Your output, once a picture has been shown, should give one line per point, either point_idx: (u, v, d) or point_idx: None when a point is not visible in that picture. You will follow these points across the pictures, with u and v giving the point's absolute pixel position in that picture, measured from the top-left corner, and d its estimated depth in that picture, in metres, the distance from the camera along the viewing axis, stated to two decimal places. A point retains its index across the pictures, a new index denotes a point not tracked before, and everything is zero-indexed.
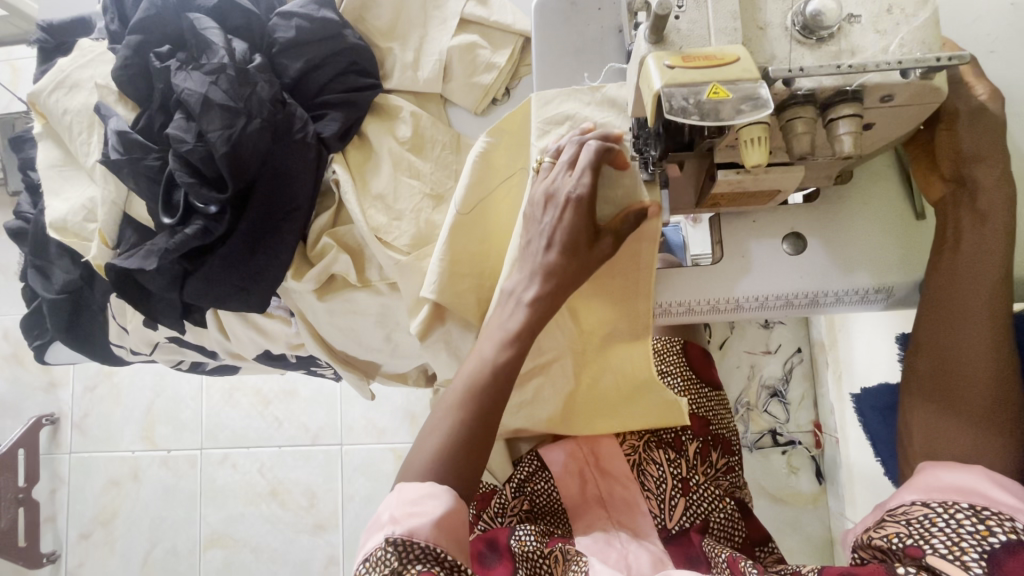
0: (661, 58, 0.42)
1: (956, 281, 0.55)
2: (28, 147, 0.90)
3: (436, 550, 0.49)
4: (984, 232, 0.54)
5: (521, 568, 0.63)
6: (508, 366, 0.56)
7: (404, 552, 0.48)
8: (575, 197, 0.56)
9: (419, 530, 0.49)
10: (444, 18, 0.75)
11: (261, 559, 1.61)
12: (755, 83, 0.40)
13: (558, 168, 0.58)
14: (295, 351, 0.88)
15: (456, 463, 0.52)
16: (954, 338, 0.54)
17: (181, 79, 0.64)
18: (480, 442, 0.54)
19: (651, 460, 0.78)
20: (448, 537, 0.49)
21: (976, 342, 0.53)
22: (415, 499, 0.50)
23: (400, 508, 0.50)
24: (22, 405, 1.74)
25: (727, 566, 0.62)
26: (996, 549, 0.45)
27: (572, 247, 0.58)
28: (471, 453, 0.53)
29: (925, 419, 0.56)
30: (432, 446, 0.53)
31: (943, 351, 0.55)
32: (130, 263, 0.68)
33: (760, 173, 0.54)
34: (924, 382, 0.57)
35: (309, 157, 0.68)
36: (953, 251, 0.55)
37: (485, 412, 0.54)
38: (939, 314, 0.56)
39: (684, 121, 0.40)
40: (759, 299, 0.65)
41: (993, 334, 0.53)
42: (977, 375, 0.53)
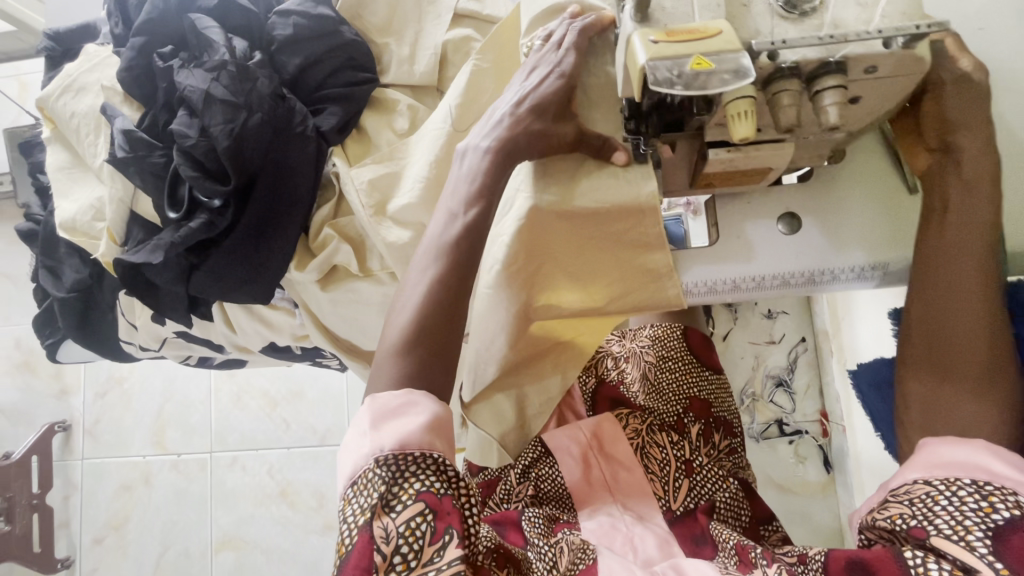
0: (646, 35, 0.43)
1: (945, 253, 0.55)
2: (37, 152, 0.92)
3: (431, 456, 0.48)
4: (966, 199, 0.55)
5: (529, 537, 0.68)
6: (476, 224, 0.56)
7: (397, 467, 0.47)
8: (562, 68, 0.58)
9: (410, 441, 0.48)
10: (438, 13, 0.76)
11: (273, 559, 1.63)
12: (738, 54, 0.41)
13: (547, 48, 0.60)
14: (300, 342, 0.89)
15: (425, 342, 0.52)
16: (943, 305, 0.55)
17: (183, 77, 0.66)
18: (448, 314, 0.53)
19: (655, 443, 0.79)
20: (437, 437, 0.49)
21: (970, 314, 0.54)
22: (397, 413, 0.49)
23: (381, 420, 0.49)
24: (35, 412, 1.77)
25: (736, 552, 0.64)
26: (1001, 526, 0.45)
27: (540, 122, 0.58)
28: (439, 337, 0.52)
29: (924, 391, 0.56)
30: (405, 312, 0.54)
31: (934, 315, 0.56)
32: (137, 257, 0.70)
33: (749, 151, 0.55)
34: (922, 352, 0.57)
35: (308, 149, 0.69)
36: (947, 225, 0.56)
37: (454, 290, 0.54)
38: (931, 285, 0.56)
39: (670, 92, 0.40)
40: (756, 280, 0.68)
41: (982, 302, 0.54)
42: (971, 342, 0.54)
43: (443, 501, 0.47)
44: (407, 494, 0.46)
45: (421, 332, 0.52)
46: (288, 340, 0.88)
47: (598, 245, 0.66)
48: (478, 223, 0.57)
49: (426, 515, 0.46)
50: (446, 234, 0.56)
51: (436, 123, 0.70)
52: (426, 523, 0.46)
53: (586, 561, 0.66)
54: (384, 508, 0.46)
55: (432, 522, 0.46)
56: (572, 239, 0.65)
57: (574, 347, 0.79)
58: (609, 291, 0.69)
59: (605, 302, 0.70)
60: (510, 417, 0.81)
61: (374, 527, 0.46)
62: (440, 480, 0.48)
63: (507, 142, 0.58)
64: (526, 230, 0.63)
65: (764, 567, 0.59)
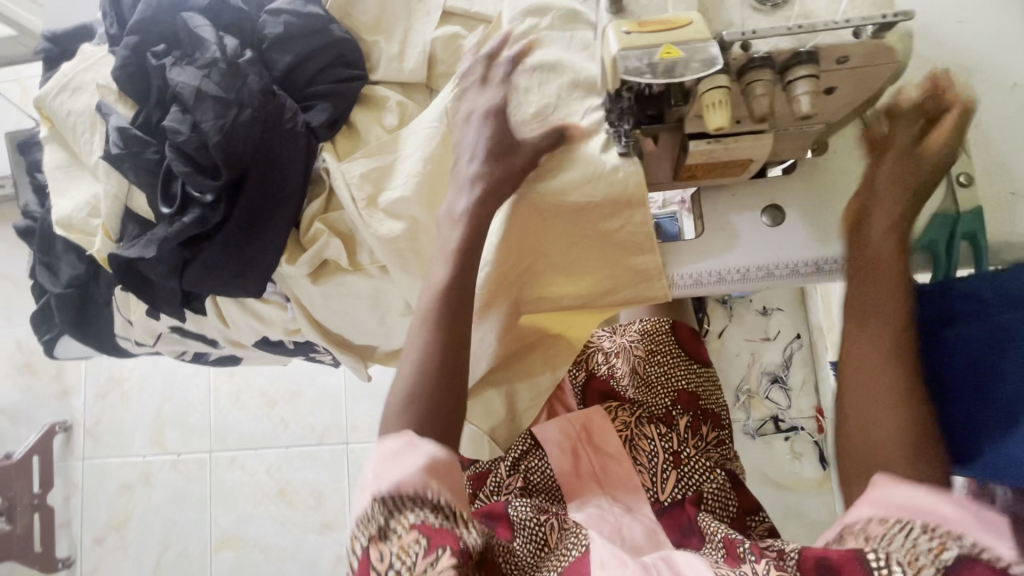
0: (619, 25, 0.44)
1: (865, 309, 0.57)
2: (35, 152, 0.94)
3: (427, 493, 0.47)
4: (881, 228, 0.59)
5: (519, 531, 0.66)
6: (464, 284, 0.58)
7: (397, 506, 0.47)
8: (495, 104, 0.61)
9: (406, 480, 0.47)
10: (427, 11, 0.77)
11: (271, 558, 1.64)
12: (707, 44, 0.43)
13: (476, 85, 0.63)
14: (292, 336, 0.91)
15: (434, 387, 0.53)
16: (870, 352, 0.55)
17: (175, 75, 0.67)
18: (451, 360, 0.55)
19: (643, 435, 0.80)
20: (437, 478, 0.48)
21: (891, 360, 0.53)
22: (398, 454, 0.49)
23: (382, 464, 0.49)
24: (36, 413, 1.78)
25: (723, 546, 0.63)
26: (952, 565, 0.42)
27: (500, 163, 0.61)
28: (451, 383, 0.54)
29: (864, 411, 0.53)
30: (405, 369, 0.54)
31: (866, 334, 0.56)
32: (131, 252, 0.71)
33: (730, 141, 0.56)
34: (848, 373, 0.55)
35: (299, 144, 0.70)
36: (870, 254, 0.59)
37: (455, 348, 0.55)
38: (858, 335, 0.56)
39: (639, 80, 0.42)
40: (741, 272, 0.69)
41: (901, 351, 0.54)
42: (896, 362, 0.53)
43: (438, 530, 0.47)
44: (402, 524, 0.46)
45: (431, 391, 0.53)
46: (280, 334, 0.90)
47: (592, 240, 0.68)
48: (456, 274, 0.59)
49: (420, 543, 0.46)
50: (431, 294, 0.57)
51: (425, 122, 0.71)
52: (420, 545, 0.46)
53: (579, 549, 0.62)
54: (380, 536, 0.47)
55: (425, 549, 0.46)
56: (566, 230, 0.67)
57: (562, 340, 0.82)
58: (601, 285, 0.72)
59: (598, 296, 0.73)
60: (501, 412, 0.82)
61: (371, 552, 0.47)
62: (435, 513, 0.47)
63: (493, 140, 0.61)
64: (507, 232, 0.66)
65: (753, 560, 0.55)
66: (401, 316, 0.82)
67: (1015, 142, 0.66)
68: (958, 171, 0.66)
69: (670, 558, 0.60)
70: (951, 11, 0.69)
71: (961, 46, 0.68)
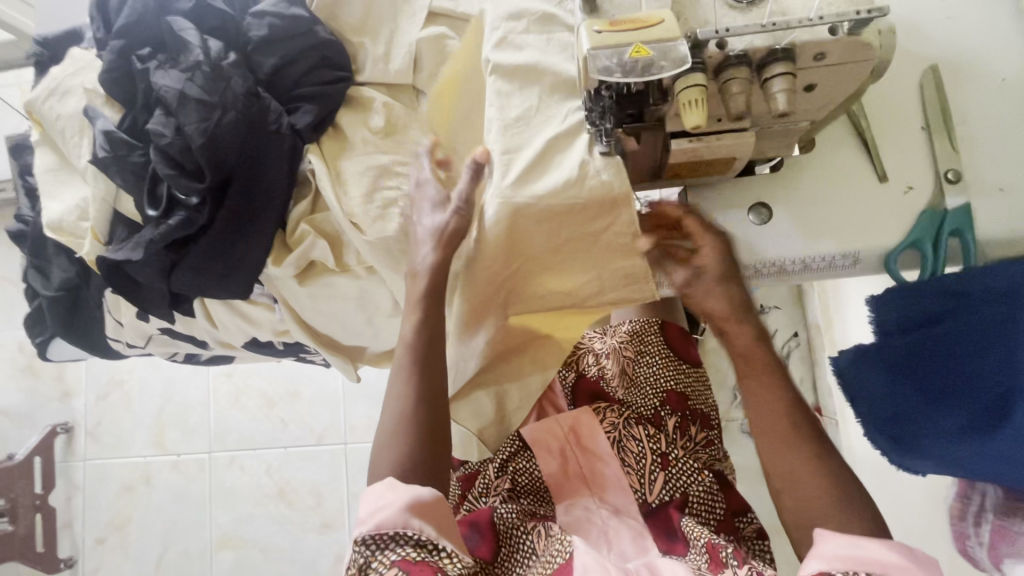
0: (592, 25, 0.47)
1: (751, 364, 0.66)
2: (27, 155, 0.94)
3: (406, 532, 0.52)
4: (706, 303, 0.68)
5: (503, 543, 0.68)
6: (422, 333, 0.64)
7: (381, 543, 0.53)
8: (425, 177, 0.70)
9: (386, 522, 0.52)
10: (412, 12, 0.77)
11: (271, 558, 1.64)
12: (676, 41, 0.45)
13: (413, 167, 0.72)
14: (281, 337, 0.92)
15: (417, 436, 0.60)
16: (764, 407, 0.64)
17: (159, 78, 0.67)
18: (426, 411, 0.61)
19: (630, 436, 0.79)
20: (419, 515, 0.53)
21: (778, 409, 0.63)
22: (379, 496, 0.54)
23: (368, 510, 0.54)
24: (37, 415, 1.80)
25: (707, 551, 0.65)
26: None
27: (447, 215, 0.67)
28: (432, 433, 0.60)
29: (779, 462, 0.62)
30: (388, 423, 0.61)
31: (761, 396, 0.65)
32: (119, 255, 0.71)
33: (711, 140, 0.56)
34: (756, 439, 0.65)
35: (283, 146, 0.70)
36: (727, 327, 0.68)
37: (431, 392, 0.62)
38: (754, 392, 0.65)
39: (610, 80, 0.46)
40: (728, 270, 0.69)
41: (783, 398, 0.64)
42: (783, 425, 0.63)
43: (416, 564, 0.51)
44: (384, 562, 0.52)
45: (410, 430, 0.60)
46: (269, 335, 0.91)
47: (581, 244, 0.67)
48: (429, 329, 0.65)
49: None
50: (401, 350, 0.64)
51: None
52: None
53: (563, 556, 0.63)
54: (361, 573, 0.52)
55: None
56: (550, 232, 0.66)
57: (551, 341, 0.82)
58: (592, 281, 0.71)
59: (590, 294, 0.72)
60: (490, 413, 0.85)
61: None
62: (416, 548, 0.53)
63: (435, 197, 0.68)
64: (488, 244, 0.67)
65: (733, 568, 0.61)
66: (388, 316, 0.82)
67: (1005, 138, 0.65)
68: (945, 168, 0.64)
69: (652, 563, 0.65)
70: (939, 7, 0.68)
71: (950, 42, 0.68)
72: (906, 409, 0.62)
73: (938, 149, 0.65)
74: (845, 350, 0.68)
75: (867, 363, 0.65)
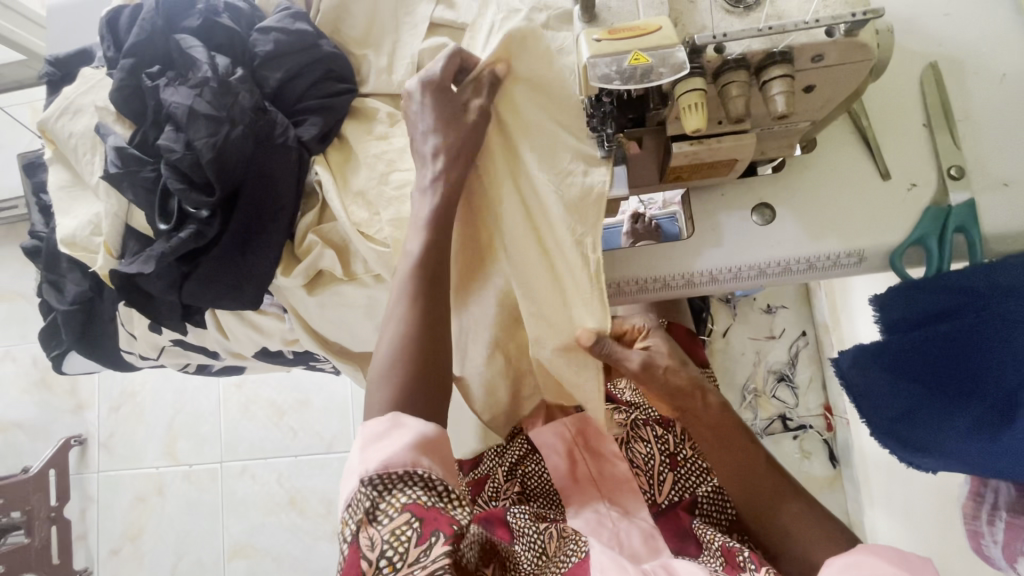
0: (591, 33, 0.48)
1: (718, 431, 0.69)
2: (40, 173, 0.96)
3: (416, 471, 0.50)
4: (667, 377, 0.70)
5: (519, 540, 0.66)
6: (431, 258, 0.61)
7: (385, 484, 0.50)
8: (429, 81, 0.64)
9: (394, 461, 0.50)
10: (415, 23, 0.78)
11: (283, 567, 1.65)
12: (673, 49, 0.46)
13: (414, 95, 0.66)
14: (291, 346, 0.93)
15: (421, 359, 0.56)
16: (739, 469, 0.67)
17: (169, 95, 0.69)
18: (430, 340, 0.57)
19: (639, 437, 0.81)
20: (427, 455, 0.51)
21: (753, 466, 0.66)
22: (384, 435, 0.51)
23: (370, 447, 0.51)
24: (53, 427, 1.82)
25: (721, 554, 0.64)
26: None
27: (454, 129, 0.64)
28: (435, 355, 0.57)
29: (787, 523, 0.63)
30: (386, 349, 0.57)
31: (743, 466, 0.66)
32: (131, 268, 0.73)
33: (712, 143, 0.56)
34: (747, 497, 0.66)
35: (290, 158, 0.71)
36: (690, 403, 0.70)
37: (432, 328, 0.58)
38: (724, 453, 0.68)
39: (609, 87, 0.47)
40: (732, 270, 0.68)
41: (758, 456, 0.67)
42: (768, 488, 0.65)
43: (429, 510, 0.49)
44: (393, 506, 0.49)
45: (414, 354, 0.56)
46: (278, 345, 0.92)
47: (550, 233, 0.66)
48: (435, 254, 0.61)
49: (412, 523, 0.48)
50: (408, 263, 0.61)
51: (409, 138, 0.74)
52: (412, 529, 0.48)
53: (579, 555, 0.64)
54: (370, 517, 0.49)
55: (418, 530, 0.48)
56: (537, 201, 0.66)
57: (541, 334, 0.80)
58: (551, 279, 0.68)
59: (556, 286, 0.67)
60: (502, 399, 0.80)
61: (360, 538, 0.48)
62: (426, 491, 0.50)
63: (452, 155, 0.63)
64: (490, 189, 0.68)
65: (750, 571, 0.58)
66: None
67: (1006, 133, 0.65)
68: (948, 164, 0.65)
69: (667, 563, 0.63)
70: (937, 5, 0.69)
71: (949, 39, 0.68)
72: (915, 408, 0.61)
73: (940, 145, 0.66)
74: (845, 351, 0.66)
75: (869, 365, 0.63)
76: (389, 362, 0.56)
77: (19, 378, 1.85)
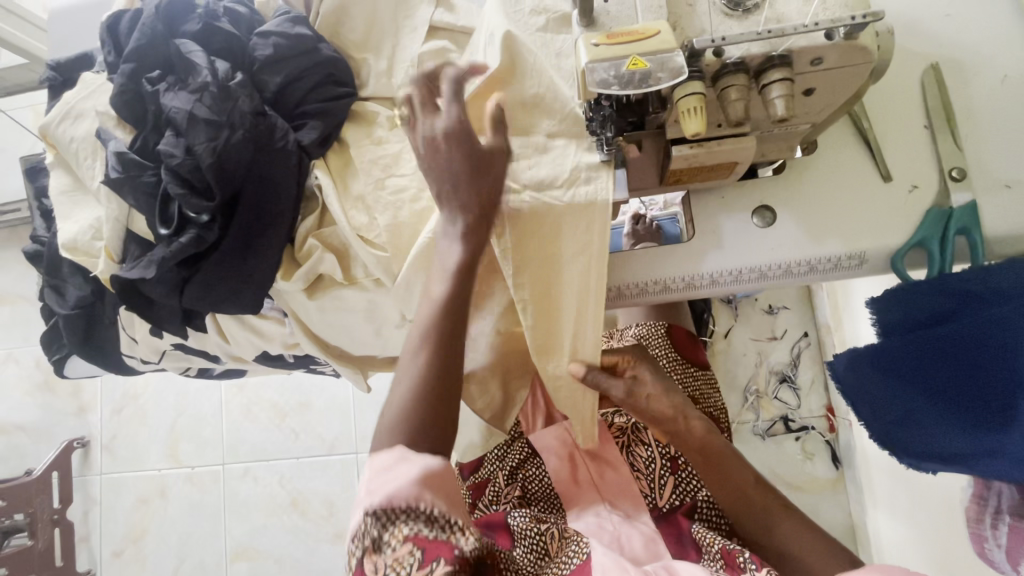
0: (590, 37, 0.48)
1: (705, 451, 0.69)
2: (42, 177, 0.97)
3: (419, 504, 0.50)
4: (650, 404, 0.71)
5: (519, 544, 0.67)
6: (457, 301, 0.58)
7: (388, 516, 0.49)
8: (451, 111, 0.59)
9: (398, 494, 0.49)
10: (414, 27, 0.78)
11: (285, 569, 1.65)
12: (672, 53, 0.46)
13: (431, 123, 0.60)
14: (291, 350, 0.93)
15: (432, 407, 0.53)
16: (727, 480, 0.67)
17: (169, 100, 0.69)
18: (442, 383, 0.55)
19: (640, 441, 0.81)
20: (431, 489, 0.51)
21: (739, 479, 0.67)
22: (389, 469, 0.51)
23: (374, 479, 0.50)
24: (56, 430, 1.83)
25: (721, 557, 0.64)
26: None
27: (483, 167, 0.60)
28: (448, 397, 0.55)
29: (787, 536, 0.62)
30: (400, 391, 0.55)
31: (731, 481, 0.67)
32: (133, 274, 0.73)
33: (711, 146, 0.56)
34: (738, 510, 0.66)
35: (291, 163, 0.72)
36: (673, 426, 0.71)
37: (446, 375, 0.55)
38: (710, 467, 0.68)
39: (608, 92, 0.47)
40: (732, 273, 0.68)
41: (747, 475, 0.67)
42: (757, 504, 0.65)
43: (432, 542, 0.49)
44: (396, 537, 0.49)
45: (427, 400, 0.54)
46: (279, 348, 0.92)
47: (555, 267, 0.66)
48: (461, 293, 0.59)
49: (415, 555, 0.48)
50: (427, 307, 0.58)
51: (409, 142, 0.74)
52: (415, 559, 0.48)
53: (580, 557, 0.63)
54: (374, 548, 0.49)
55: (421, 562, 0.48)
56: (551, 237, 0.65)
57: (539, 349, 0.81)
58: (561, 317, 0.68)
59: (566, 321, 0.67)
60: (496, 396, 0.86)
61: (365, 568, 0.48)
62: (429, 524, 0.50)
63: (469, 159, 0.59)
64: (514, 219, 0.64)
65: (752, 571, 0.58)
66: (397, 326, 0.84)
67: (1008, 133, 0.65)
68: (950, 166, 0.64)
69: (670, 565, 0.62)
70: (938, 6, 0.68)
71: (950, 40, 0.67)
72: (913, 411, 0.61)
73: (941, 147, 0.65)
74: (840, 354, 0.67)
75: (864, 368, 0.64)
76: (401, 411, 0.53)
77: (22, 381, 1.86)
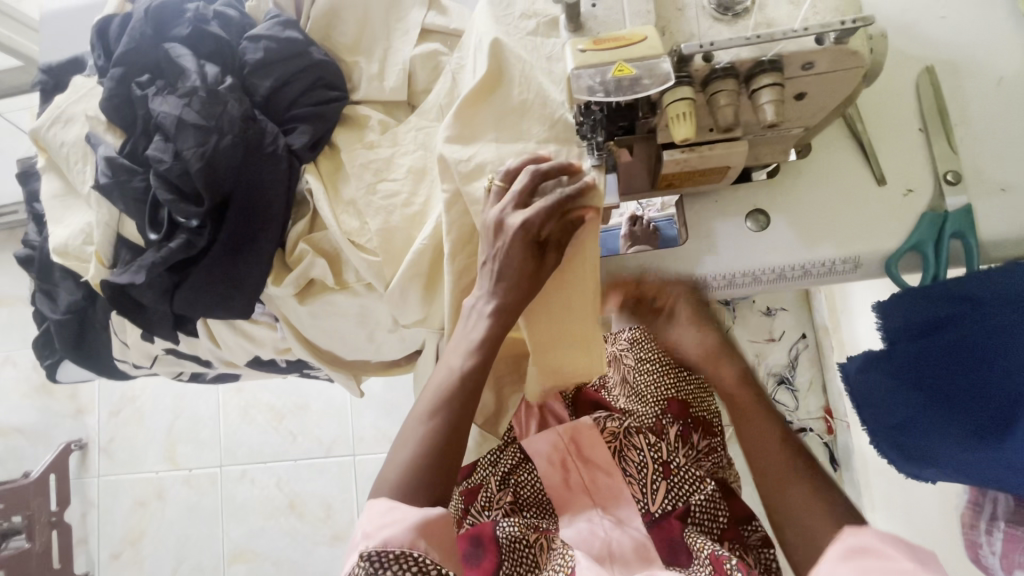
0: (576, 44, 0.47)
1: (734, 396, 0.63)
2: (34, 181, 0.96)
3: (413, 552, 0.49)
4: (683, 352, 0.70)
5: (506, 559, 0.66)
6: (473, 374, 0.60)
7: (381, 562, 0.48)
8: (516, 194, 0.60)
9: (393, 539, 0.49)
10: (406, 30, 0.78)
11: (282, 571, 1.65)
12: (659, 58, 0.46)
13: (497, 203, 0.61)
14: (284, 355, 0.93)
15: (434, 468, 0.55)
16: (750, 432, 0.59)
17: (158, 104, 0.69)
18: (452, 448, 0.56)
19: (632, 445, 0.80)
20: (426, 537, 0.50)
21: (765, 431, 0.58)
22: (388, 513, 0.51)
23: (372, 523, 0.51)
24: (54, 432, 1.83)
25: (710, 564, 0.64)
26: None
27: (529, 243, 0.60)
28: (448, 455, 0.56)
29: (794, 502, 0.53)
30: (403, 453, 0.56)
31: (754, 434, 0.59)
32: (123, 279, 0.73)
33: (702, 150, 0.56)
34: (754, 468, 0.57)
35: (280, 168, 0.71)
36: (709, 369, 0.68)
37: (451, 439, 0.57)
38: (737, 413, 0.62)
39: (593, 99, 0.47)
40: (726, 277, 0.68)
41: (772, 425, 0.59)
42: (774, 463, 0.55)
43: None
44: None
45: (429, 461, 0.55)
46: (272, 353, 0.92)
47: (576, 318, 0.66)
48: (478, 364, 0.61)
49: None
50: (442, 377, 0.61)
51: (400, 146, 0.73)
52: None
53: (566, 569, 0.63)
54: None
55: None
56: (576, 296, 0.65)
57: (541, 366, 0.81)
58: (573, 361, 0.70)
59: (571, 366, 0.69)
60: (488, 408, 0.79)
61: None
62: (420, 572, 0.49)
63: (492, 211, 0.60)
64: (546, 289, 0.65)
65: None
66: (389, 331, 0.83)
67: (1003, 137, 0.64)
68: (945, 170, 0.64)
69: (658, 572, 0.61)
70: (933, 8, 0.68)
71: (945, 43, 0.67)
72: (914, 418, 0.61)
73: (936, 150, 0.65)
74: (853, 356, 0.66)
75: (876, 369, 0.63)
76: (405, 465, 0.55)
77: (20, 383, 1.86)
